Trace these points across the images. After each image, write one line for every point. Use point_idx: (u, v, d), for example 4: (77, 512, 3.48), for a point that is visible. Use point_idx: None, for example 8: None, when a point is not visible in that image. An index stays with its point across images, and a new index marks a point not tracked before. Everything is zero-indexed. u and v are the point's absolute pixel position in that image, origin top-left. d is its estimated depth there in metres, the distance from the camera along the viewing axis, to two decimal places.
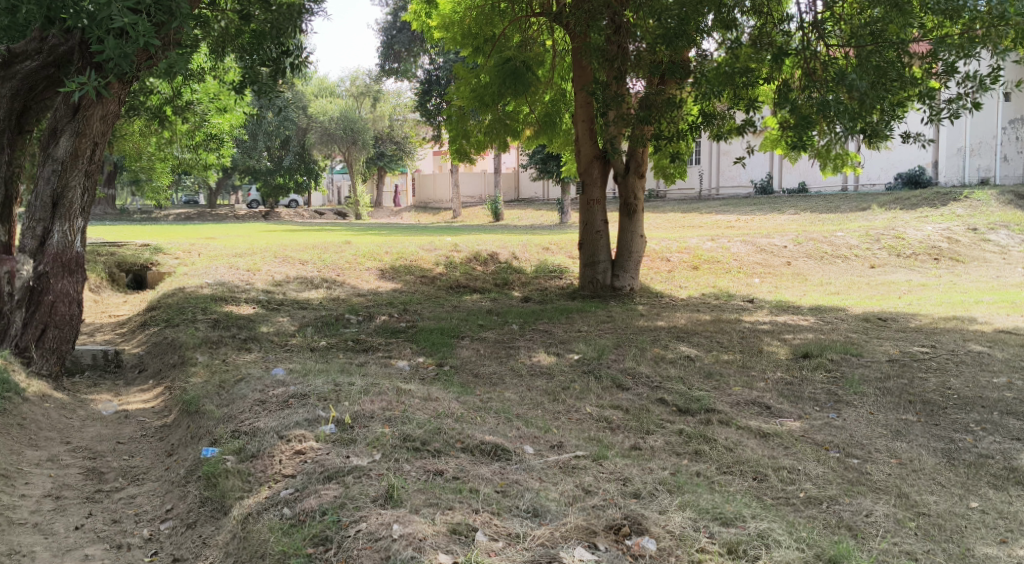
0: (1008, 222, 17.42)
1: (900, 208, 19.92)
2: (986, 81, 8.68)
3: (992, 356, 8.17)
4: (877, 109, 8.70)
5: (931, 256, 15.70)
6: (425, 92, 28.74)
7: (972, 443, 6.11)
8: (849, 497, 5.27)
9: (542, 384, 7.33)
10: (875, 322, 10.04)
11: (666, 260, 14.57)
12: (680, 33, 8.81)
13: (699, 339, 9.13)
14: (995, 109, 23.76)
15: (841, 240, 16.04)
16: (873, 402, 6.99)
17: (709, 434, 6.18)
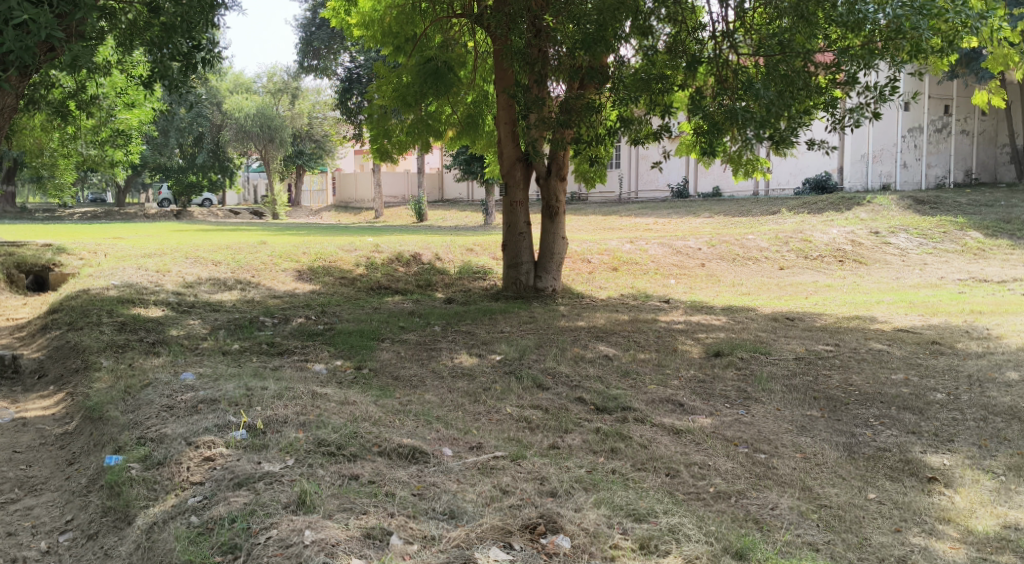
0: (908, 226, 18.24)
1: (808, 212, 20.62)
2: (885, 92, 9.05)
3: (891, 354, 8.56)
4: (784, 116, 9.02)
5: (837, 258, 16.33)
6: (346, 90, 28.34)
7: (872, 437, 6.39)
8: (756, 491, 5.45)
9: (463, 386, 7.33)
10: (784, 322, 10.39)
11: (587, 261, 14.77)
12: (599, 39, 9.01)
13: (617, 339, 9.27)
14: (895, 118, 24.82)
15: (753, 242, 16.54)
16: (780, 398, 7.24)
17: (624, 432, 6.30)
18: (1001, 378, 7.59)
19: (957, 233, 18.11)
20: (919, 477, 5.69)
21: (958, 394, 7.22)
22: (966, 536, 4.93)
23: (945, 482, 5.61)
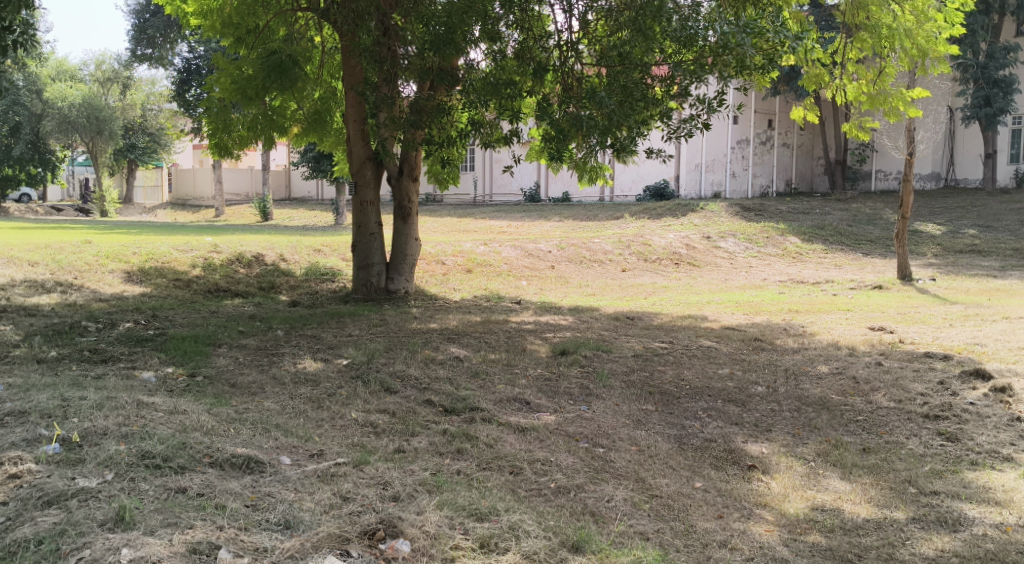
0: (736, 231, 19.40)
1: (648, 217, 21.51)
2: (713, 105, 9.57)
3: (719, 349, 9.09)
4: (625, 126, 9.40)
5: (673, 260, 17.14)
6: (183, 82, 27.03)
7: (700, 428, 6.75)
8: (594, 485, 5.63)
9: (306, 392, 7.16)
10: (625, 321, 10.79)
11: (441, 263, 14.75)
12: (449, 41, 9.07)
13: (467, 340, 9.33)
14: (725, 131, 26.25)
15: (598, 245, 17.07)
16: (619, 393, 7.53)
17: (470, 432, 6.35)
18: (814, 371, 8.23)
19: (779, 238, 19.43)
20: (741, 466, 6.05)
21: (776, 387, 7.75)
22: (780, 518, 5.29)
23: (763, 469, 6.01)
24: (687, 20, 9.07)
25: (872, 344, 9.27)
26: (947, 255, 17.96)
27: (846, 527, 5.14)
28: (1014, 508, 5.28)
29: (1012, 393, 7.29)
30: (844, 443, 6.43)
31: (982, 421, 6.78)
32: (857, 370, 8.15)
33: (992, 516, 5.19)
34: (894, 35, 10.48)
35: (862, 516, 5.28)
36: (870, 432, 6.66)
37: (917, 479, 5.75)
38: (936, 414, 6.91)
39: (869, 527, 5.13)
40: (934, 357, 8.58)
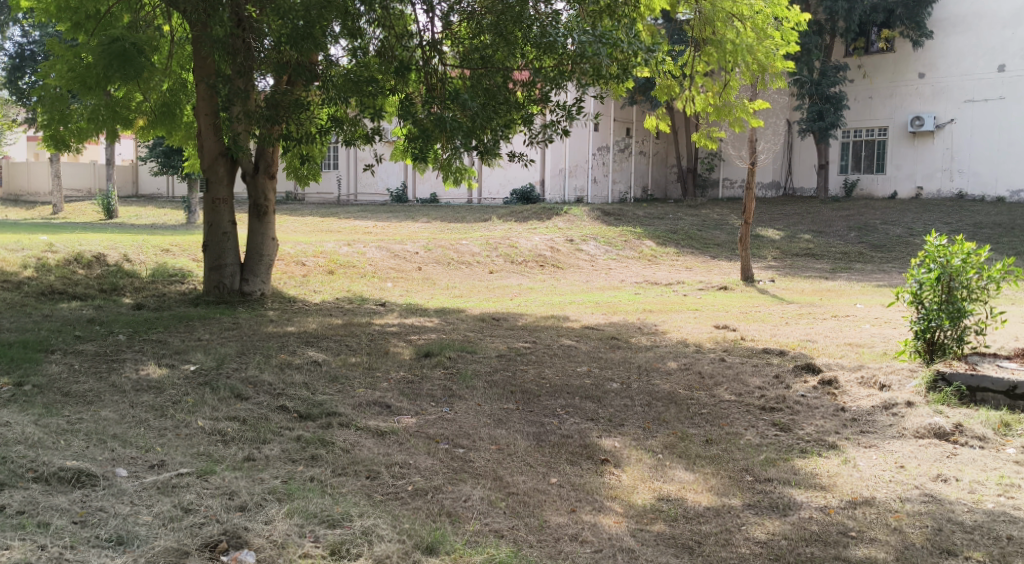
0: (597, 235, 19.92)
1: (512, 219, 21.78)
2: (573, 112, 9.75)
3: (579, 348, 9.30)
4: (489, 129, 9.45)
5: (538, 262, 17.41)
6: (15, 68, 25.11)
7: (558, 425, 6.88)
8: (452, 485, 5.63)
9: (149, 400, 6.80)
10: (490, 322, 10.86)
11: (301, 264, 14.38)
12: (307, 36, 8.80)
13: (327, 344, 9.13)
14: (585, 137, 26.94)
15: (465, 247, 17.11)
16: (480, 394, 7.56)
17: (326, 438, 6.21)
18: (664, 367, 8.57)
19: (636, 241, 20.09)
20: (594, 460, 6.21)
21: (630, 383, 8.01)
22: (628, 509, 5.45)
23: (615, 463, 6.19)
24: (545, 26, 9.17)
25: (718, 341, 9.75)
26: (786, 258, 19.14)
27: (688, 516, 5.36)
28: (837, 491, 5.67)
29: (837, 385, 7.85)
30: (690, 435, 6.72)
31: (812, 412, 7.26)
32: (703, 365, 8.54)
33: (818, 500, 5.55)
34: (737, 51, 11.01)
35: (704, 504, 5.52)
36: (713, 424, 6.99)
37: (754, 468, 6.08)
38: (772, 406, 7.33)
39: (709, 515, 5.38)
40: (772, 352, 9.12)
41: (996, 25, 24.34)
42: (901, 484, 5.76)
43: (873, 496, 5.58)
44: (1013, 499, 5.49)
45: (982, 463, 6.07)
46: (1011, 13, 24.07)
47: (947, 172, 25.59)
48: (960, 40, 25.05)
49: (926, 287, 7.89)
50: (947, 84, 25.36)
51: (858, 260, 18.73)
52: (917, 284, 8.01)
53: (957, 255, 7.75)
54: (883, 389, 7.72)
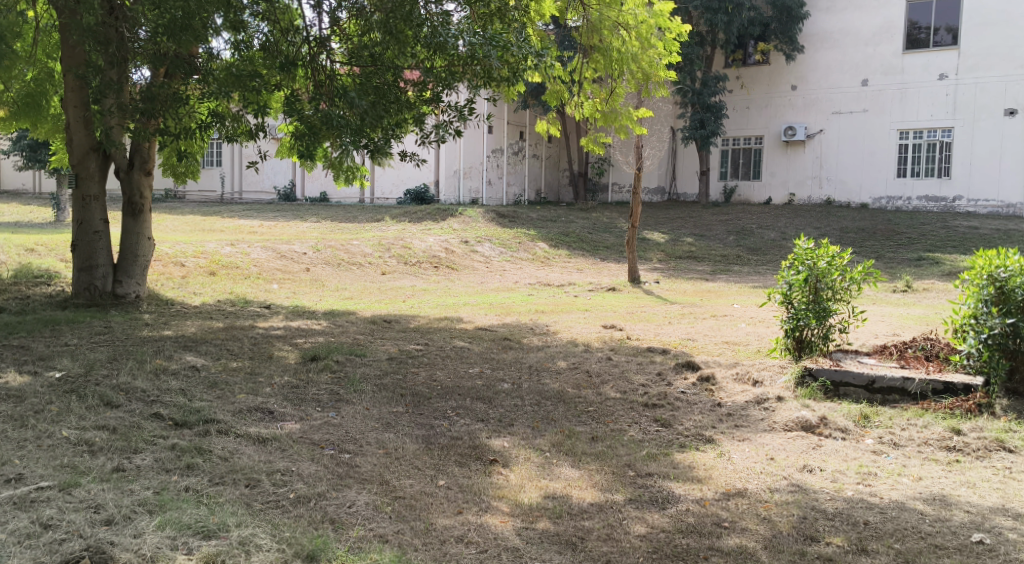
0: (491, 236, 19.99)
1: (406, 220, 21.61)
2: (465, 112, 9.72)
3: (471, 349, 9.29)
4: (379, 127, 9.31)
5: (431, 263, 17.28)
6: None
7: (448, 427, 6.86)
8: (336, 491, 5.53)
9: (8, 410, 6.41)
10: (381, 324, 10.72)
11: (180, 265, 13.84)
12: (185, 27, 8.41)
13: (208, 348, 8.82)
14: (479, 139, 26.95)
15: (356, 248, 16.86)
16: (369, 397, 7.46)
17: (204, 446, 5.99)
18: (554, 366, 8.67)
19: (529, 243, 20.25)
20: (482, 460, 6.22)
21: (520, 383, 8.06)
22: (514, 508, 5.48)
23: (503, 462, 6.21)
24: (437, 27, 8.96)
25: (605, 341, 9.93)
26: (671, 260, 19.71)
27: (572, 512, 5.44)
28: (713, 483, 5.88)
29: (715, 382, 8.13)
30: (576, 433, 6.83)
31: (691, 407, 7.50)
32: (591, 364, 8.68)
33: (694, 492, 5.73)
34: (623, 59, 11.37)
35: (588, 500, 5.61)
36: (598, 421, 7.12)
37: (635, 462, 6.23)
38: (654, 403, 7.53)
39: (592, 510, 5.48)
40: (655, 351, 9.36)
41: (860, 42, 25.81)
42: (770, 475, 6.02)
43: (745, 488, 5.80)
44: (872, 486, 5.83)
45: (845, 454, 6.42)
46: (873, 31, 25.58)
47: (817, 179, 26.88)
48: (828, 56, 26.44)
49: (795, 287, 8.30)
50: (816, 96, 26.70)
51: (737, 262, 19.51)
52: (787, 284, 8.41)
53: (822, 258, 8.18)
54: (757, 384, 8.06)
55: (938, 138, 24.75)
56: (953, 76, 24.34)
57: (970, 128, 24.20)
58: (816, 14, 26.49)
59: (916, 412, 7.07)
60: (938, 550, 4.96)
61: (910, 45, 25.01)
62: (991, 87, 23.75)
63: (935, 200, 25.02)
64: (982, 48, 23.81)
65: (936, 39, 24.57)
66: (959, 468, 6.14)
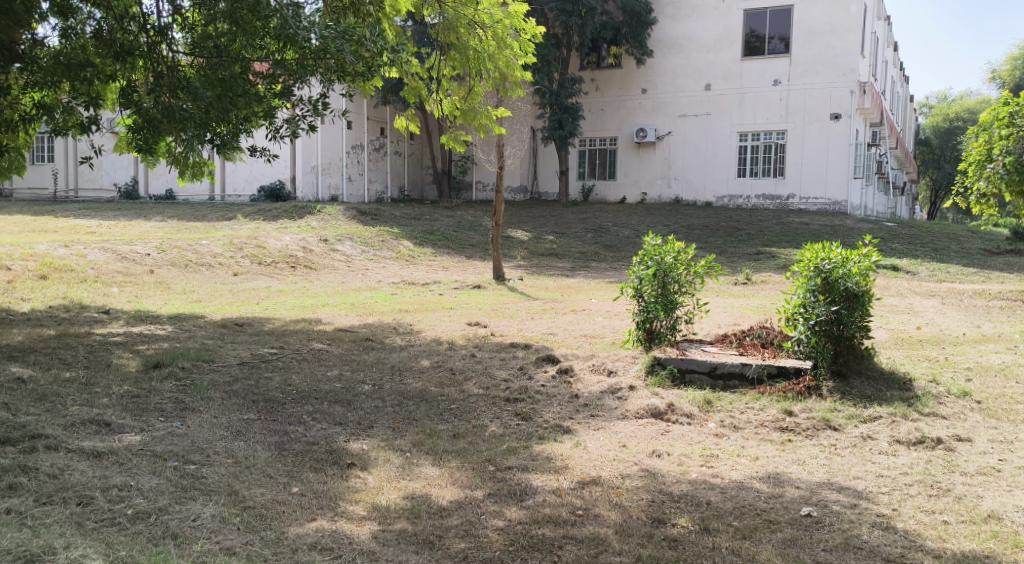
0: (352, 235, 19.65)
1: (261, 219, 20.90)
2: (318, 107, 9.47)
3: (329, 352, 9.06)
4: (226, 121, 8.95)
5: (288, 263, 16.75)
6: None
7: (303, 432, 6.66)
8: (179, 505, 5.27)
9: None
10: (233, 328, 10.29)
11: (6, 269, 12.83)
12: (6, 11, 7.83)
13: (36, 358, 8.21)
14: (338, 134, 26.22)
15: (205, 248, 16.17)
16: (218, 405, 7.15)
17: (29, 464, 5.56)
18: (416, 365, 8.57)
19: (392, 242, 20.03)
20: (340, 465, 6.07)
21: (381, 384, 7.93)
22: (371, 511, 5.38)
23: (362, 465, 6.08)
24: (287, 19, 8.51)
25: (468, 338, 9.94)
26: (533, 257, 19.98)
27: (431, 511, 5.39)
28: (568, 473, 5.98)
29: (572, 373, 8.31)
30: (437, 431, 6.78)
31: (550, 399, 7.61)
32: (454, 362, 8.65)
33: (551, 483, 5.82)
34: (479, 59, 11.19)
35: (447, 498, 5.59)
36: (459, 419, 7.11)
37: (496, 457, 6.26)
38: (514, 397, 7.59)
39: (451, 508, 5.45)
40: (517, 346, 9.45)
41: (703, 48, 27.02)
42: (622, 462, 6.20)
43: (599, 475, 5.95)
44: (714, 468, 6.10)
45: (691, 438, 6.69)
46: (715, 37, 26.84)
47: (666, 179, 28.00)
48: (675, 60, 27.55)
49: (644, 282, 8.60)
50: (665, 99, 27.75)
51: (595, 258, 20.01)
52: (637, 279, 8.68)
53: (668, 253, 8.52)
54: (611, 374, 8.30)
55: (774, 140, 26.27)
56: (785, 82, 25.88)
57: (801, 130, 25.75)
58: (663, 20, 27.55)
59: (753, 396, 7.47)
60: (772, 525, 5.25)
61: (749, 52, 26.42)
62: (818, 91, 25.38)
63: (771, 198, 26.54)
64: (810, 57, 25.42)
65: (771, 47, 26.07)
66: (791, 446, 6.52)
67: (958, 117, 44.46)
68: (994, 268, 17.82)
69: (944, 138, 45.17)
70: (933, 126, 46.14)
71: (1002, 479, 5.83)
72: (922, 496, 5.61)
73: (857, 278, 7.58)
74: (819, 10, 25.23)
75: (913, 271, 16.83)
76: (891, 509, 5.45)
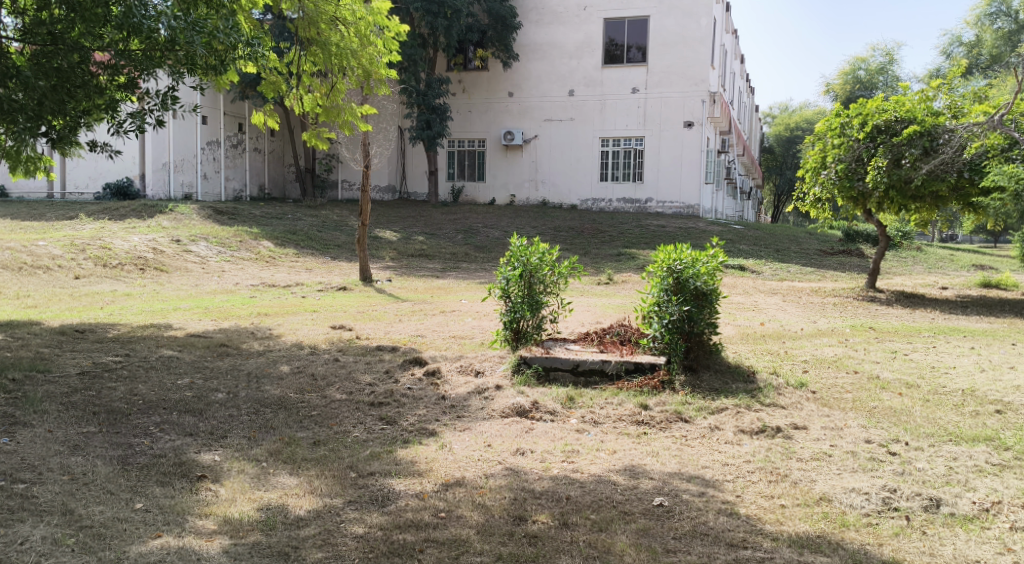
0: (207, 235, 18.88)
1: (107, 218, 19.73)
2: (166, 101, 9.00)
3: (180, 359, 8.62)
4: (62, 114, 8.35)
5: (137, 265, 15.85)
6: None
7: (149, 445, 6.31)
8: (5, 528, 4.92)
9: None
10: (72, 335, 9.64)
11: None
12: None
13: None
14: (192, 130, 25.09)
15: (42, 249, 15.13)
16: (54, 419, 6.68)
17: None
18: (275, 372, 8.28)
19: (251, 242, 19.36)
20: (189, 478, 5.78)
21: (236, 392, 7.62)
22: (222, 525, 5.16)
23: (213, 478, 5.82)
24: (131, 8, 7.95)
25: (332, 342, 9.71)
26: (401, 258, 19.77)
27: (287, 522, 5.23)
28: (431, 476, 5.94)
29: (440, 375, 8.26)
30: (296, 439, 6.57)
31: (416, 402, 7.54)
32: (315, 367, 8.42)
33: (414, 487, 5.75)
34: (342, 55, 10.76)
35: (304, 508, 5.42)
36: (320, 425, 6.92)
37: (357, 463, 6.13)
38: (379, 401, 7.47)
39: (309, 517, 5.30)
40: (383, 349, 9.31)
41: (565, 54, 27.55)
42: (486, 461, 6.21)
43: (463, 477, 5.93)
44: (575, 463, 6.21)
45: (553, 435, 6.78)
46: (577, 44, 27.43)
47: (533, 183, 28.39)
48: (539, 65, 27.95)
49: (511, 282, 8.64)
50: (530, 103, 28.11)
51: (464, 260, 20.01)
52: (504, 280, 8.71)
53: (534, 255, 8.61)
54: (478, 374, 8.30)
55: (633, 146, 27.15)
56: (643, 90, 26.76)
57: (658, 137, 26.73)
58: (527, 25, 27.92)
59: (613, 391, 7.66)
60: (626, 516, 5.39)
61: (609, 60, 27.15)
62: (673, 100, 26.42)
63: (631, 202, 27.42)
64: (665, 66, 26.41)
65: (629, 55, 26.93)
66: (645, 439, 6.72)
67: (798, 127, 47.28)
68: (828, 267, 19.05)
69: (786, 146, 47.95)
70: (776, 135, 48.90)
71: (833, 463, 6.22)
72: (763, 483, 5.90)
73: (705, 278, 7.92)
74: (672, 22, 26.23)
75: (758, 270, 17.76)
76: (735, 495, 5.71)
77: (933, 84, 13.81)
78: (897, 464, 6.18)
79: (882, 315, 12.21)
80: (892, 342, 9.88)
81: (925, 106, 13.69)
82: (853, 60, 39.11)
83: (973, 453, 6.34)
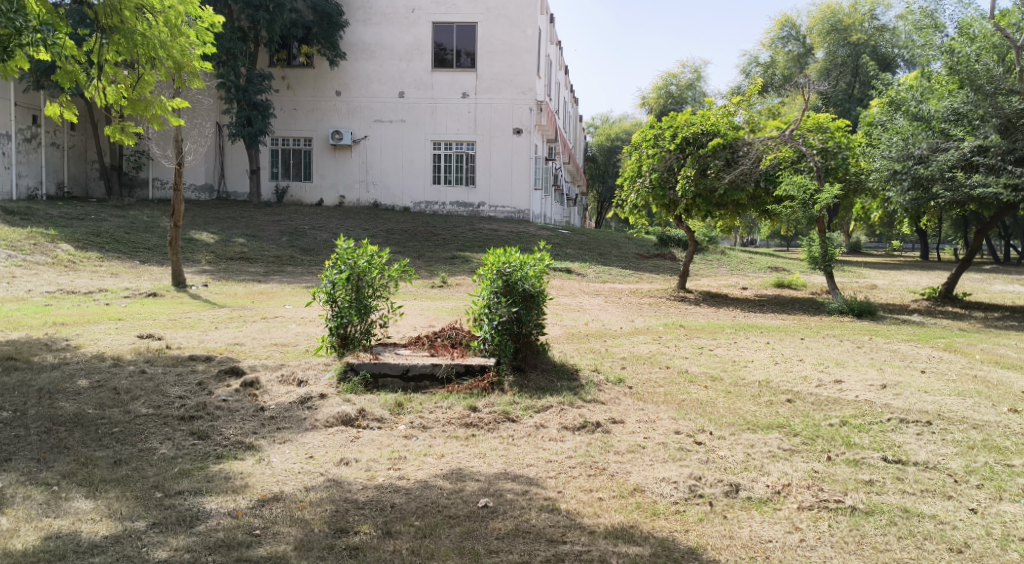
0: None
1: None
2: None
3: None
4: None
5: None
6: None
7: None
8: None
9: None
10: None
11: None
12: None
13: None
14: None
15: None
16: None
17: None
18: (71, 387, 7.63)
19: (48, 245, 17.86)
20: None
21: (25, 410, 6.97)
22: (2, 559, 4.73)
23: None
24: None
25: (139, 352, 9.10)
26: (220, 262, 18.89)
27: (79, 550, 4.86)
28: (247, 492, 5.67)
29: (259, 386, 7.90)
30: (94, 460, 6.10)
31: (232, 415, 7.18)
32: (119, 381, 7.83)
33: (226, 505, 5.48)
34: (149, 45, 9.91)
35: (101, 533, 5.05)
36: (123, 443, 6.46)
37: (164, 483, 5.76)
38: (190, 415, 7.06)
39: (105, 544, 4.94)
40: (197, 359, 8.82)
41: (394, 56, 27.29)
42: (308, 474, 6.01)
43: (282, 491, 5.71)
44: (401, 470, 6.13)
45: (379, 442, 6.67)
46: (406, 47, 27.26)
47: (363, 184, 27.94)
48: (367, 66, 27.52)
49: (338, 286, 8.40)
50: (358, 103, 27.62)
51: (289, 263, 19.42)
52: (330, 284, 8.45)
53: (362, 257, 8.43)
54: (301, 384, 8.03)
55: (463, 151, 27.39)
56: (472, 95, 27.01)
57: (487, 142, 27.14)
58: (354, 25, 27.44)
59: (442, 395, 7.65)
60: (451, 520, 5.38)
61: (438, 64, 27.19)
62: (501, 106, 26.90)
63: (463, 205, 27.65)
64: (493, 73, 26.81)
65: (458, 60, 27.11)
66: (473, 441, 6.75)
67: (617, 137, 49.34)
68: (645, 270, 19.99)
69: (607, 155, 49.98)
70: (598, 144, 50.84)
71: (646, 454, 6.50)
72: (583, 477, 6.06)
73: (533, 280, 8.07)
74: (499, 30, 26.69)
75: (582, 273, 18.36)
76: (556, 491, 5.83)
77: (734, 100, 14.69)
78: (702, 453, 6.54)
79: (691, 313, 12.91)
80: (700, 339, 10.50)
81: (727, 121, 14.65)
82: (665, 76, 41.31)
83: (768, 440, 6.80)
